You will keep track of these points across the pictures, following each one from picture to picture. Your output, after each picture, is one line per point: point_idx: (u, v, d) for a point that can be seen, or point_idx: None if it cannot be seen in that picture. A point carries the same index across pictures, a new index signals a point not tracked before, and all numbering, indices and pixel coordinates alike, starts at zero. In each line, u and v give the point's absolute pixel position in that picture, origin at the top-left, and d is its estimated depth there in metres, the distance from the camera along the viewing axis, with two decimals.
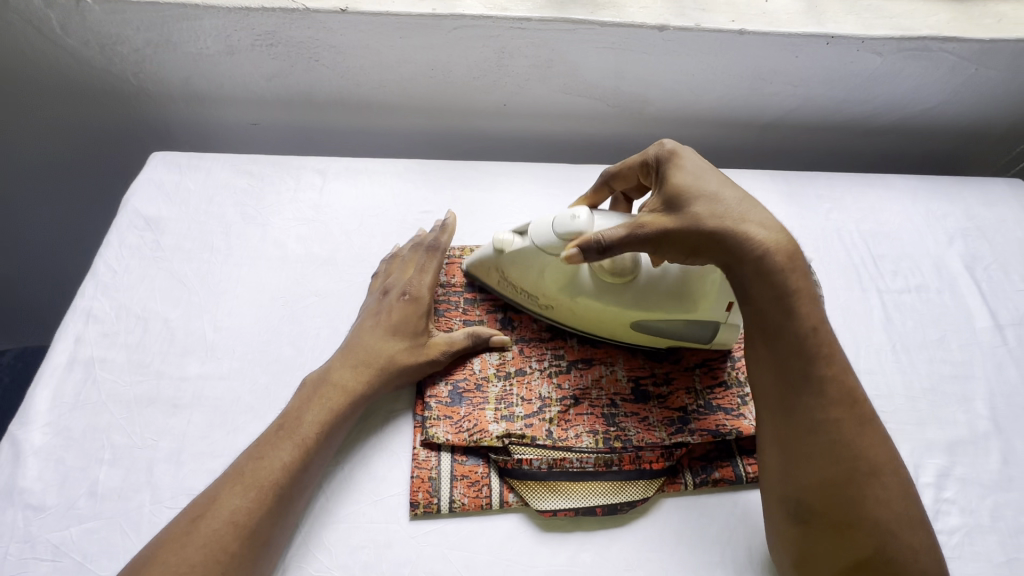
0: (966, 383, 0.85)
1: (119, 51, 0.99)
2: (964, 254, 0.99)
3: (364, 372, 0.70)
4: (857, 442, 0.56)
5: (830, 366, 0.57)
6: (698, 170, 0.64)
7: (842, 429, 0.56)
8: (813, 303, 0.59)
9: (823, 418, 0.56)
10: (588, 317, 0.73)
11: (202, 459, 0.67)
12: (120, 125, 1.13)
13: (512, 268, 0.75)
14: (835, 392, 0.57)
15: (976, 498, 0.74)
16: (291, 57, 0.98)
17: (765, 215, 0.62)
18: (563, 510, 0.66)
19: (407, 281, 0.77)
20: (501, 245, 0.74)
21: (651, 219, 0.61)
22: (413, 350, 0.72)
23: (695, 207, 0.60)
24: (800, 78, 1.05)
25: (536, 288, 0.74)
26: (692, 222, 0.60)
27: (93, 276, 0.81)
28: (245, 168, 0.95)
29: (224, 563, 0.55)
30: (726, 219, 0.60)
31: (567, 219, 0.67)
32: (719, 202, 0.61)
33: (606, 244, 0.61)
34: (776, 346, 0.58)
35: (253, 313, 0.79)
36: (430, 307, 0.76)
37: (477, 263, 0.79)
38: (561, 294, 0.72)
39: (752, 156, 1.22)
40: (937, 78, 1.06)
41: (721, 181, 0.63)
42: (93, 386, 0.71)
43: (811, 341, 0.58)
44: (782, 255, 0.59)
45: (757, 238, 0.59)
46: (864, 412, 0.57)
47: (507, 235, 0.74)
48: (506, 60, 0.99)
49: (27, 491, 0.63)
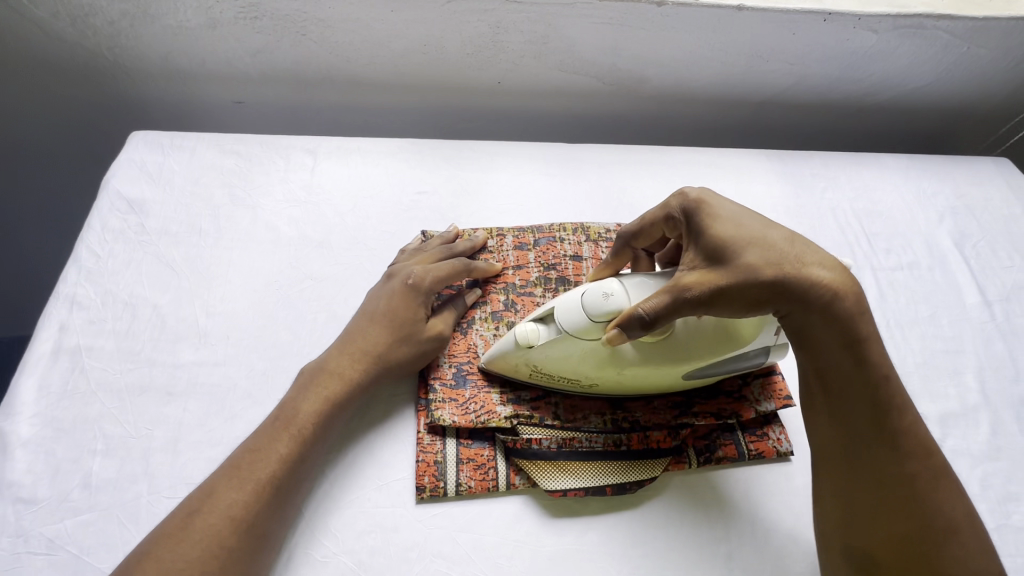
0: (957, 358, 0.86)
1: (92, 23, 0.94)
2: (953, 231, 1.00)
3: (360, 363, 0.68)
4: (929, 495, 0.55)
5: (901, 419, 0.56)
6: (737, 214, 0.57)
7: (914, 483, 0.55)
8: (880, 353, 0.56)
9: (895, 471, 0.55)
10: (639, 381, 0.67)
11: (200, 447, 0.66)
12: (95, 104, 1.07)
13: (548, 362, 0.66)
14: (907, 444, 0.55)
15: (966, 468, 0.76)
16: (277, 30, 0.94)
17: (817, 251, 0.56)
18: (573, 490, 0.66)
19: (413, 267, 0.75)
20: (527, 337, 0.65)
21: (696, 277, 0.55)
22: (402, 341, 0.70)
23: (748, 257, 0.54)
24: (797, 56, 1.05)
25: (576, 373, 0.66)
26: (748, 274, 0.54)
27: (75, 261, 0.77)
28: (231, 147, 0.91)
29: (221, 558, 0.53)
30: (784, 264, 0.54)
31: (600, 298, 0.61)
32: (771, 248, 0.55)
33: (652, 313, 0.56)
34: (843, 397, 0.57)
35: (247, 298, 0.77)
36: (429, 296, 0.74)
37: (497, 359, 0.69)
38: (607, 372, 0.65)
39: (746, 135, 1.22)
40: (930, 55, 1.06)
41: (765, 222, 0.56)
42: (81, 374, 0.69)
43: (880, 392, 0.56)
44: (849, 300, 0.55)
45: (821, 282, 0.54)
46: (939, 463, 0.56)
47: (529, 326, 0.65)
48: (501, 36, 0.97)
49: (17, 484, 0.61)
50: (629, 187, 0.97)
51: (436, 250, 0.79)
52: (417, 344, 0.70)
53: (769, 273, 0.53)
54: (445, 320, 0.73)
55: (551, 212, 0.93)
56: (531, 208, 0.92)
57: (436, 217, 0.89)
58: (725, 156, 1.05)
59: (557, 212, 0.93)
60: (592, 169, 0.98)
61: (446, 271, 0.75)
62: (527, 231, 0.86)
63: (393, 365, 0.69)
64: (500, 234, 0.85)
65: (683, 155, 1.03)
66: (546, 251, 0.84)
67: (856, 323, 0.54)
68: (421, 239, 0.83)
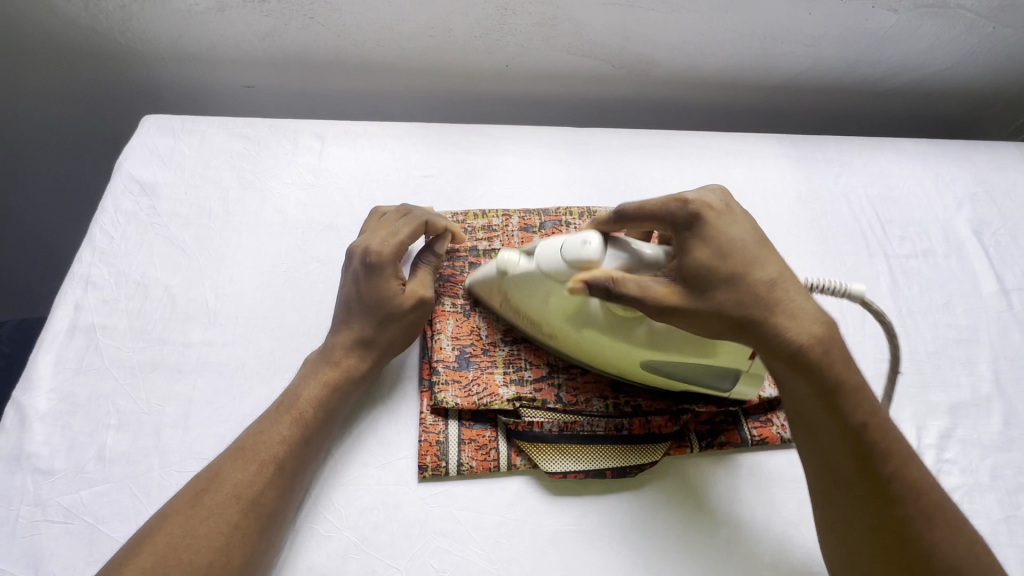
0: (970, 347, 0.85)
1: (105, 7, 0.95)
2: (972, 218, 0.98)
3: (355, 351, 0.68)
4: (930, 540, 0.51)
5: (885, 458, 0.53)
6: (726, 241, 0.57)
7: (912, 526, 0.52)
8: (856, 389, 0.54)
9: (887, 514, 0.52)
10: (593, 352, 0.67)
11: (209, 423, 0.67)
12: (111, 89, 1.09)
13: (517, 291, 0.69)
14: (900, 486, 0.52)
15: (976, 458, 0.75)
16: (285, 13, 0.94)
17: (801, 298, 0.56)
18: (573, 472, 0.66)
19: (374, 241, 0.71)
20: (506, 263, 0.69)
21: (663, 289, 0.57)
22: (387, 320, 0.69)
23: (719, 292, 0.55)
24: (813, 37, 1.02)
25: (541, 316, 0.68)
26: (711, 306, 0.56)
27: (90, 242, 0.79)
28: (241, 131, 0.92)
29: (228, 534, 0.55)
30: (753, 303, 0.55)
31: (578, 245, 0.61)
32: (745, 287, 0.55)
33: (618, 288, 0.57)
34: (820, 437, 0.55)
35: (255, 279, 0.78)
36: (397, 267, 0.71)
37: (480, 282, 0.74)
38: (567, 325, 0.66)
39: (760, 119, 1.20)
40: (951, 37, 1.03)
41: (753, 258, 0.57)
42: (96, 352, 0.71)
43: (861, 430, 0.53)
44: (817, 353, 0.54)
45: (790, 323, 0.55)
46: (936, 499, 0.53)
47: (513, 255, 0.69)
48: (508, 18, 0.96)
49: (35, 455, 0.63)
50: (638, 172, 0.96)
51: (387, 221, 0.75)
52: (403, 318, 0.70)
53: (732, 310, 0.55)
54: (424, 283, 0.72)
55: (557, 196, 0.92)
56: (537, 191, 0.92)
57: (442, 200, 0.89)
58: (736, 140, 1.03)
59: (565, 196, 0.92)
60: (600, 154, 0.97)
61: (405, 237, 0.72)
62: (533, 214, 0.86)
63: (390, 342, 0.70)
64: (506, 215, 0.86)
65: (694, 140, 1.02)
66: (551, 234, 0.84)
67: (820, 361, 0.54)
68: (381, 205, 0.81)
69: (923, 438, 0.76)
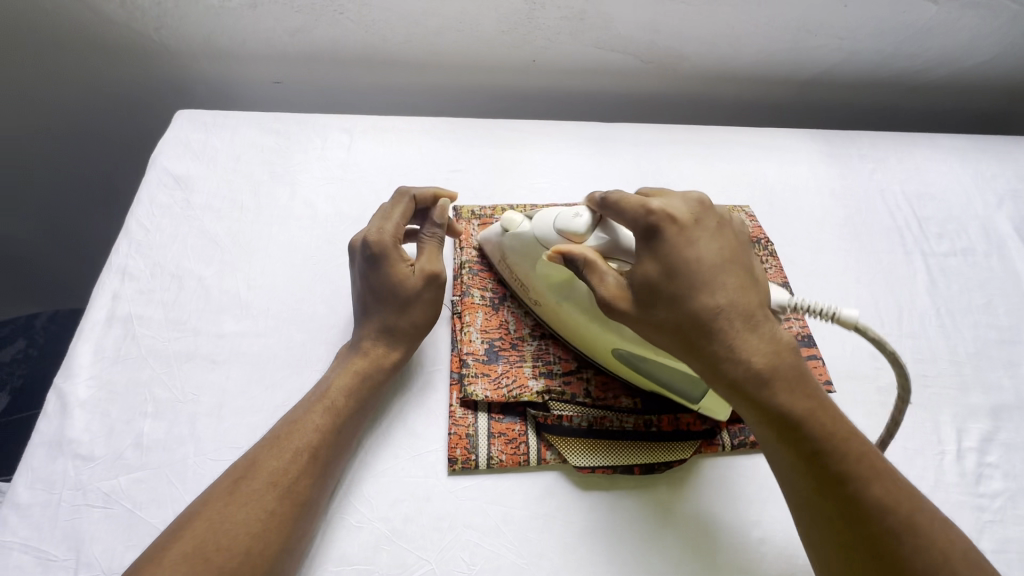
0: (1013, 348, 0.82)
1: (140, 5, 0.97)
2: (1013, 216, 0.95)
3: (383, 340, 0.69)
4: (901, 563, 0.48)
5: (844, 479, 0.51)
6: (674, 260, 0.56)
7: (878, 548, 0.49)
8: (806, 406, 0.53)
9: (852, 535, 0.50)
10: (571, 328, 0.69)
11: (242, 413, 0.68)
12: (144, 85, 1.11)
13: (512, 252, 0.71)
14: (866, 507, 0.50)
15: (1021, 463, 0.72)
16: (316, 9, 0.95)
17: (751, 318, 0.56)
18: (602, 467, 0.66)
19: (369, 230, 0.71)
20: (508, 224, 0.71)
21: (614, 287, 0.58)
22: (405, 302, 0.69)
23: (661, 313, 0.56)
24: (848, 30, 1.00)
25: (529, 280, 0.71)
26: (658, 325, 0.56)
27: (126, 234, 0.81)
28: (271, 126, 0.93)
29: (266, 521, 0.56)
30: (698, 324, 0.55)
31: (569, 217, 0.63)
32: (688, 307, 0.55)
33: (587, 267, 0.59)
34: (774, 452, 0.55)
35: (286, 272, 0.79)
36: (401, 252, 0.71)
37: (485, 239, 0.77)
38: (551, 292, 0.68)
39: (790, 114, 1.17)
40: (994, 28, 1.00)
41: (702, 277, 0.56)
42: (132, 341, 0.72)
43: (814, 446, 0.52)
44: (761, 374, 0.54)
45: (734, 344, 0.55)
46: (909, 520, 0.50)
47: (516, 217, 0.70)
48: (537, 12, 0.95)
49: (75, 441, 0.65)
50: (667, 167, 0.95)
51: (380, 209, 0.75)
52: (420, 298, 0.70)
53: (673, 330, 0.56)
54: (432, 259, 0.71)
55: (584, 190, 0.91)
56: (565, 186, 0.91)
57: (470, 195, 0.89)
58: (767, 135, 1.02)
59: (592, 191, 0.91)
60: (628, 149, 0.96)
61: (400, 219, 0.72)
62: None
63: (415, 323, 0.70)
64: (534, 210, 0.85)
65: (724, 136, 1.00)
66: None
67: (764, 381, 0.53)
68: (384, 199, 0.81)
69: (963, 440, 0.73)
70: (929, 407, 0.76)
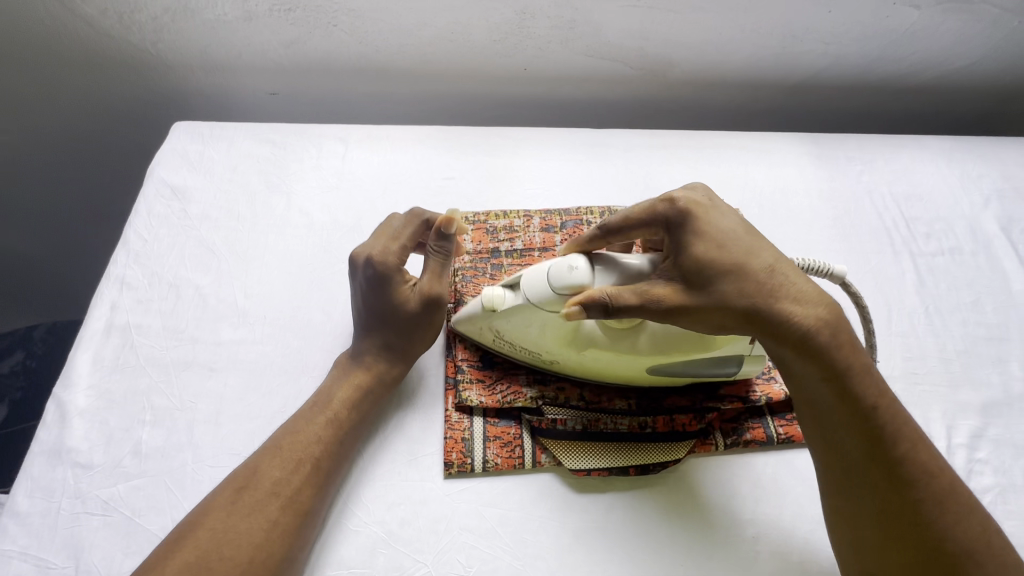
0: (1002, 345, 0.83)
1: (137, 19, 0.98)
2: (1000, 215, 0.96)
3: (383, 357, 0.70)
4: (941, 521, 0.52)
5: (895, 442, 0.53)
6: (726, 232, 0.57)
7: (923, 508, 0.52)
8: (861, 370, 0.55)
9: (902, 497, 0.53)
10: (600, 369, 0.68)
11: (240, 420, 0.69)
12: (142, 98, 1.13)
13: (509, 328, 0.67)
14: (912, 469, 0.53)
15: (1010, 459, 0.73)
16: (309, 21, 0.97)
17: (803, 284, 0.57)
18: (595, 469, 0.67)
19: (373, 254, 0.69)
20: (493, 301, 0.65)
21: (663, 289, 0.57)
22: (407, 328, 0.70)
23: (721, 283, 0.56)
24: (834, 35, 1.01)
25: (537, 346, 0.67)
26: (717, 297, 0.56)
27: (124, 244, 0.82)
28: (267, 136, 0.94)
29: (269, 530, 0.56)
30: (757, 293, 0.55)
31: (565, 270, 0.59)
32: (745, 277, 0.56)
33: (615, 303, 0.56)
34: (826, 418, 0.56)
35: (283, 280, 0.80)
36: (403, 277, 0.70)
37: (465, 321, 0.71)
38: (568, 350, 0.66)
39: (779, 118, 1.19)
40: (977, 32, 1.02)
41: (752, 246, 0.57)
42: (130, 349, 0.73)
43: (870, 411, 0.54)
44: (822, 339, 0.55)
45: (791, 311, 0.55)
46: (943, 479, 0.54)
47: (497, 290, 0.66)
48: (527, 22, 0.97)
49: (74, 449, 0.65)
50: (656, 171, 0.96)
51: (387, 223, 0.72)
52: (421, 323, 0.70)
53: (732, 300, 0.56)
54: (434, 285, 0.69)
55: (577, 195, 0.93)
56: (557, 193, 0.93)
57: (464, 202, 0.90)
58: (756, 138, 1.03)
59: (584, 196, 0.93)
60: (619, 154, 0.98)
61: (404, 242, 0.70)
62: (554, 214, 0.87)
63: (415, 341, 0.71)
64: (527, 216, 0.87)
65: (714, 140, 1.02)
66: (572, 234, 0.85)
67: (826, 346, 0.54)
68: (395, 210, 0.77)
69: (953, 437, 0.74)
70: (920, 405, 0.77)
